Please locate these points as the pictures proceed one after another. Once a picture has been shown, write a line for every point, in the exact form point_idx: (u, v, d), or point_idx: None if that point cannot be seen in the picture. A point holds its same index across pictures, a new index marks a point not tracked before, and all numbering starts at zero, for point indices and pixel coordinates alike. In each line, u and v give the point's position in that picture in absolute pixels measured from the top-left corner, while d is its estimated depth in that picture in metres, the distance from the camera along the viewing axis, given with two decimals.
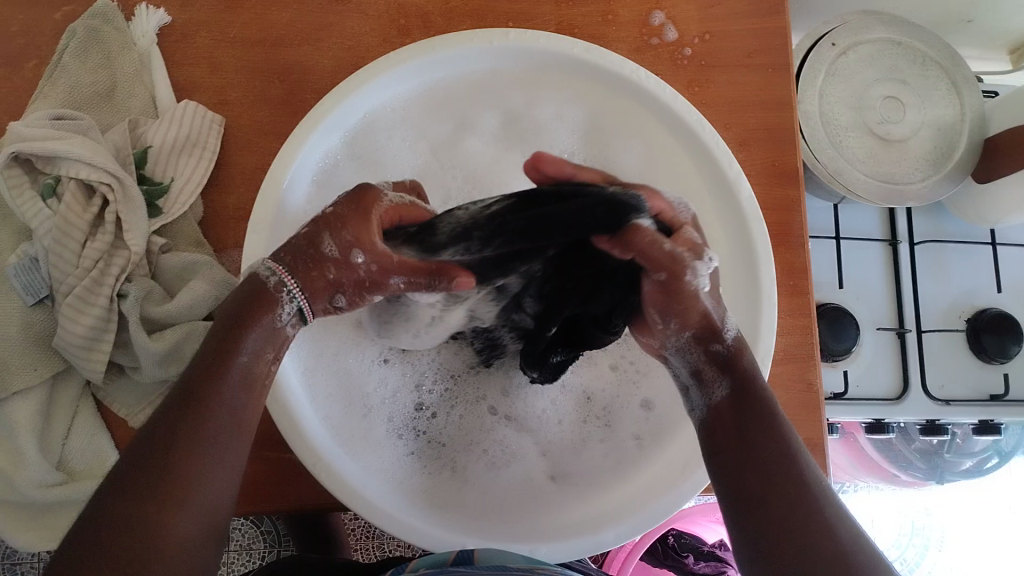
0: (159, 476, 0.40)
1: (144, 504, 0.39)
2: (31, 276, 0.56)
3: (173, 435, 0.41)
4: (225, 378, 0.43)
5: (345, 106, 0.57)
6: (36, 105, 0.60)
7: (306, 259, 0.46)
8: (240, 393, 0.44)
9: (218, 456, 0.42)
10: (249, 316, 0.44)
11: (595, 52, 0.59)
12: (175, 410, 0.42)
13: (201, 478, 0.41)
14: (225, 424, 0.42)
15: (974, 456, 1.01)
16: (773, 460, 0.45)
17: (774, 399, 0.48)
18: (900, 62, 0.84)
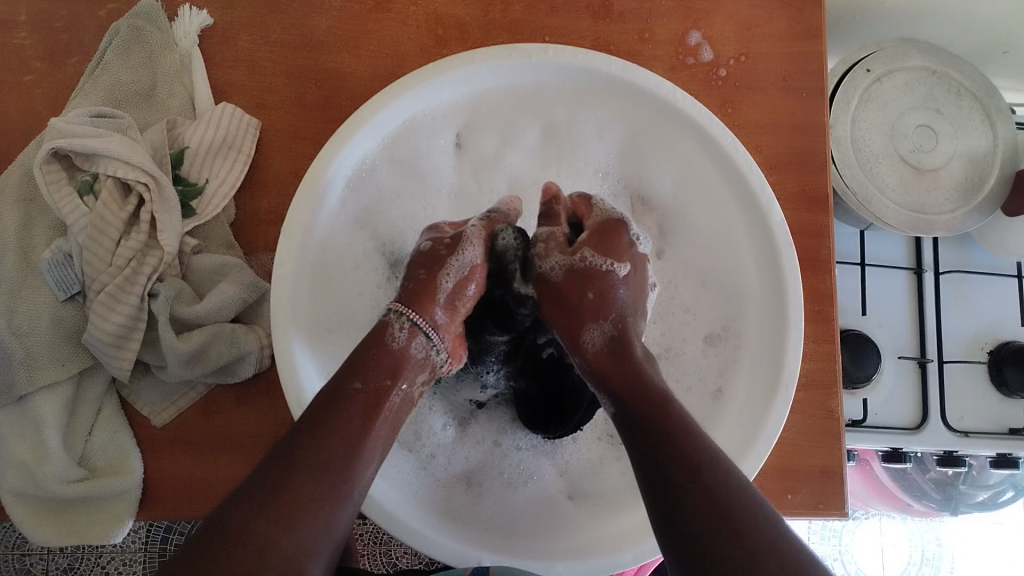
0: (280, 493, 0.40)
1: (259, 524, 0.39)
2: (64, 272, 0.57)
3: (290, 461, 0.42)
4: (336, 408, 0.45)
5: (384, 114, 0.58)
6: (77, 101, 0.61)
7: (416, 287, 0.51)
8: (354, 417, 0.45)
9: (335, 476, 0.43)
10: (371, 348, 0.49)
11: (632, 72, 0.60)
12: (294, 439, 0.43)
13: (317, 499, 0.41)
14: (341, 448, 0.44)
15: (988, 489, 0.99)
16: (665, 445, 0.43)
17: (648, 386, 0.46)
18: (935, 90, 0.83)
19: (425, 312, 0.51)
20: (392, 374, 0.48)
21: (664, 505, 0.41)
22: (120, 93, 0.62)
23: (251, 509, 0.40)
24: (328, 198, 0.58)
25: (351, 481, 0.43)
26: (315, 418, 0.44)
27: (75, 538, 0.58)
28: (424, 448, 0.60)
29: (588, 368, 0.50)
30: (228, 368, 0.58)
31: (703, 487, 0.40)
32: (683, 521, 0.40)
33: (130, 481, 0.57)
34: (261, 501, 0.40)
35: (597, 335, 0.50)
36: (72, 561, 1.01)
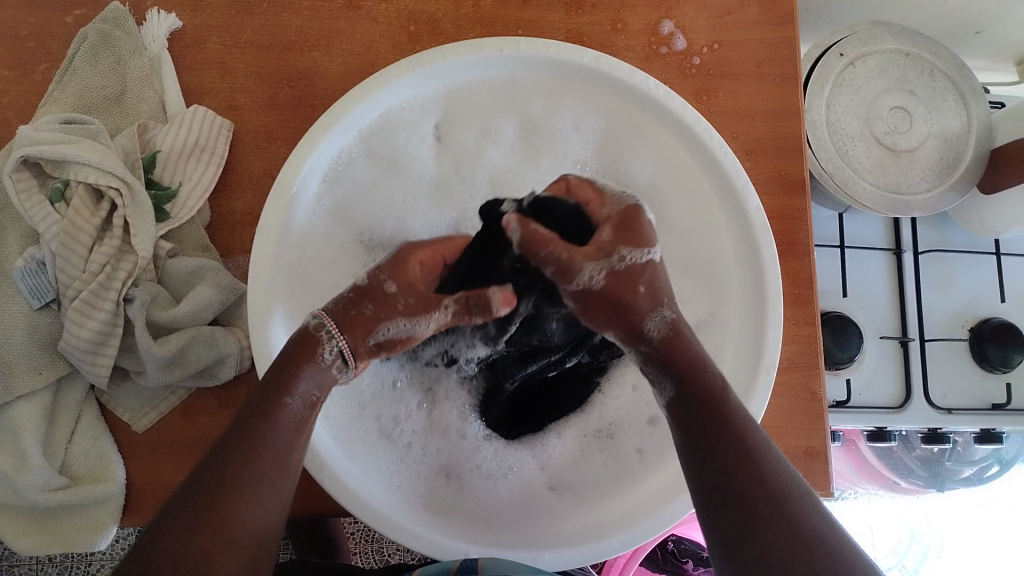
0: (209, 513, 0.41)
1: (193, 540, 0.40)
2: (38, 280, 0.56)
3: (222, 470, 0.42)
4: (265, 421, 0.44)
5: (356, 112, 0.58)
6: (46, 108, 0.61)
7: (351, 302, 0.47)
8: (286, 432, 0.44)
9: (267, 491, 0.43)
10: (294, 362, 0.45)
11: (605, 62, 0.60)
12: (223, 447, 0.43)
13: (245, 516, 0.41)
14: (272, 462, 0.43)
15: (974, 464, 1.00)
16: (728, 447, 0.43)
17: (714, 384, 0.45)
18: (908, 72, 0.84)
19: (356, 342, 0.47)
20: (317, 392, 0.46)
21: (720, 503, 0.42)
22: (89, 99, 0.61)
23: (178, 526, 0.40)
24: (302, 197, 0.58)
25: (277, 496, 0.43)
26: (244, 428, 0.43)
27: (59, 546, 0.57)
28: (399, 434, 0.60)
29: (650, 353, 0.46)
30: (208, 370, 0.58)
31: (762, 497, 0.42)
32: (744, 529, 0.41)
33: (113, 486, 0.56)
34: (191, 520, 0.40)
35: (660, 321, 0.45)
36: (62, 570, 1.01)
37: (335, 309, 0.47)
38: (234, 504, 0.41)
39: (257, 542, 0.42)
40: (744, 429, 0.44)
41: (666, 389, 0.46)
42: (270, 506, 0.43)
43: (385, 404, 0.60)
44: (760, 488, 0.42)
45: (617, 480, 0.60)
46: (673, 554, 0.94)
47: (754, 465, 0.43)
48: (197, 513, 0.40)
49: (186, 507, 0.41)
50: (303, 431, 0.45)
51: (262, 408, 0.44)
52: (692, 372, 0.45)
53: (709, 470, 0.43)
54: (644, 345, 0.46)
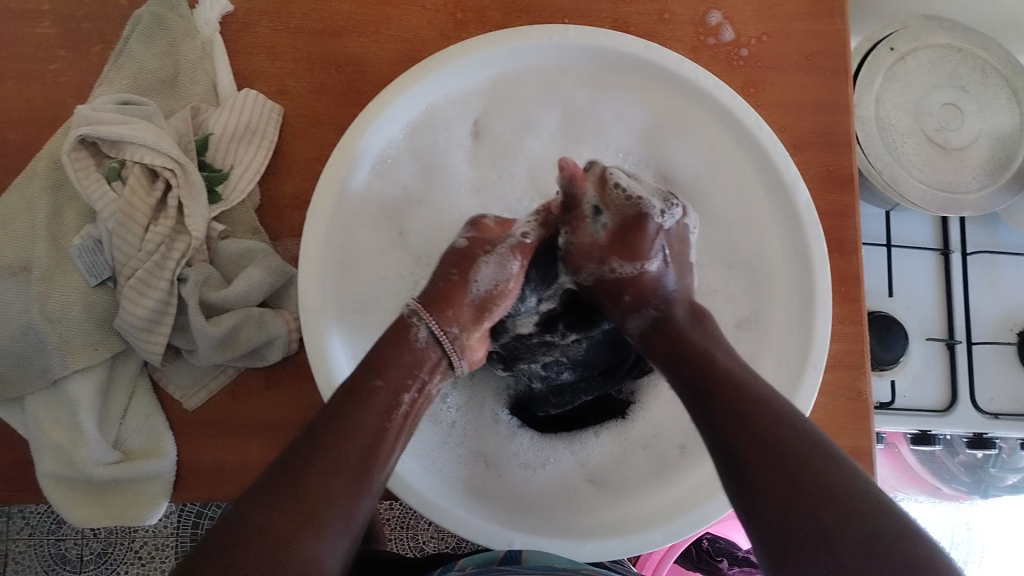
0: (303, 490, 0.41)
1: (280, 515, 0.40)
2: (94, 258, 0.57)
3: (312, 455, 0.43)
4: (360, 408, 0.45)
5: (406, 98, 0.58)
6: (103, 90, 0.62)
7: (438, 291, 0.52)
8: (375, 418, 0.46)
9: (350, 481, 0.43)
10: (390, 346, 0.49)
11: (655, 51, 0.59)
12: (311, 439, 0.44)
13: (334, 487, 0.42)
14: (364, 442, 0.44)
15: (1020, 472, 0.98)
16: (724, 390, 0.44)
17: (707, 348, 0.47)
18: (959, 68, 0.82)
19: (444, 322, 0.51)
20: (416, 367, 0.49)
21: (736, 461, 0.41)
22: (145, 81, 0.63)
23: (269, 498, 0.41)
24: (352, 182, 0.58)
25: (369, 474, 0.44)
26: (340, 416, 0.45)
27: (112, 519, 0.59)
28: (445, 418, 0.60)
29: (657, 321, 0.50)
30: (257, 352, 0.58)
31: (767, 442, 0.40)
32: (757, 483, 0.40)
33: (163, 463, 0.57)
34: (285, 493, 0.41)
35: (639, 321, 0.51)
36: (107, 546, 1.03)
37: (426, 296, 0.52)
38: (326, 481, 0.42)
39: (345, 523, 0.41)
40: (753, 384, 0.44)
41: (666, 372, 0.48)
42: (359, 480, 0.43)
43: None
44: (777, 468, 0.39)
45: (660, 474, 0.60)
46: (707, 553, 0.94)
47: (764, 433, 0.41)
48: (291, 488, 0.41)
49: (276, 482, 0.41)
50: (393, 430, 0.46)
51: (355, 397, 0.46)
52: (698, 346, 0.47)
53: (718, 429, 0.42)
54: (660, 302, 0.51)
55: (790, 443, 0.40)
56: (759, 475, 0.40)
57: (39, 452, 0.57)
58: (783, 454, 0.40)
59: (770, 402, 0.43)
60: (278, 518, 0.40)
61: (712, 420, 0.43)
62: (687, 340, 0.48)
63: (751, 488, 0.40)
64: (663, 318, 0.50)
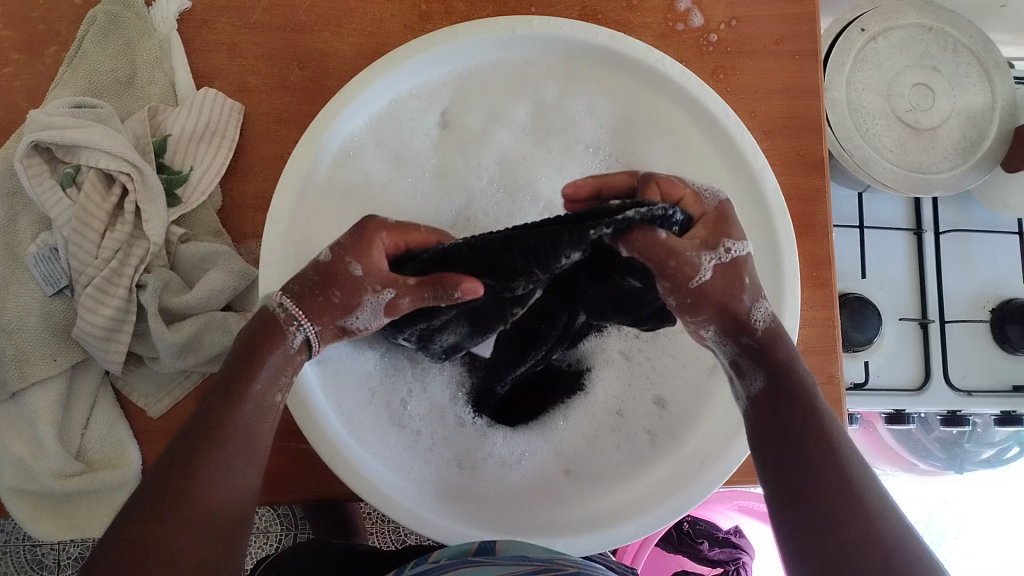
0: (182, 506, 0.41)
1: (162, 527, 0.40)
2: (51, 266, 0.56)
3: (189, 459, 0.42)
4: (240, 406, 0.44)
5: (366, 95, 0.57)
6: (56, 91, 0.60)
7: (314, 281, 0.46)
8: (254, 417, 0.45)
9: (228, 480, 0.43)
10: (260, 347, 0.45)
11: (620, 41, 0.59)
12: (190, 439, 0.43)
13: (210, 494, 0.42)
14: (239, 447, 0.44)
15: (994, 446, 0.99)
16: (799, 416, 0.44)
17: (809, 384, 0.45)
18: (930, 47, 0.82)
19: (316, 317, 0.46)
20: (283, 373, 0.46)
21: (803, 502, 0.43)
22: (99, 82, 0.61)
23: (154, 515, 0.41)
24: (311, 181, 0.57)
25: (244, 478, 0.44)
26: (216, 418, 0.44)
27: (76, 531, 0.58)
28: (407, 421, 0.58)
29: (750, 345, 0.45)
30: (222, 356, 0.57)
31: (839, 505, 0.42)
32: (813, 523, 0.42)
33: (127, 472, 0.57)
34: (160, 506, 0.41)
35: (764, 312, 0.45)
36: (84, 549, 1.02)
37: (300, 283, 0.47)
38: (206, 498, 0.42)
39: (225, 519, 0.43)
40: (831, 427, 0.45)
41: (756, 382, 0.46)
42: (234, 488, 0.43)
43: (382, 388, 0.58)
44: (823, 523, 0.42)
45: (629, 464, 0.59)
46: (689, 535, 0.91)
47: (822, 479, 0.43)
48: (170, 504, 0.41)
49: (154, 494, 0.42)
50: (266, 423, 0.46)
51: (232, 405, 0.44)
52: (796, 375, 0.45)
53: (787, 458, 0.44)
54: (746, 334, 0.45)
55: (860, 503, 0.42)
56: (828, 536, 0.42)
57: None
58: (856, 518, 0.42)
59: (837, 446, 0.44)
60: (161, 539, 0.40)
61: (783, 467, 0.44)
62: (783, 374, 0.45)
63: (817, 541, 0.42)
64: (768, 361, 0.45)
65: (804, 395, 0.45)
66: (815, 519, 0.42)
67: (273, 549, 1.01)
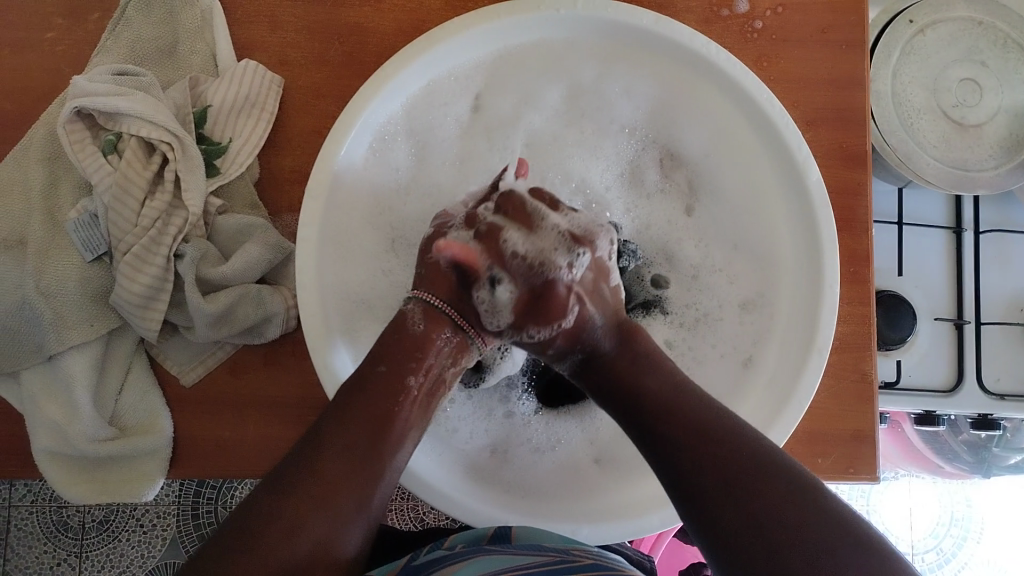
0: (317, 486, 0.43)
1: (294, 504, 0.42)
2: (90, 232, 0.57)
3: (320, 442, 0.44)
4: (372, 393, 0.47)
5: (408, 71, 0.56)
6: (99, 59, 0.61)
7: (423, 274, 0.51)
8: (383, 398, 0.47)
9: (360, 462, 0.44)
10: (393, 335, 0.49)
11: (665, 24, 0.58)
12: (326, 423, 0.45)
13: (337, 475, 0.43)
14: (368, 432, 0.45)
15: (1022, 451, 0.97)
16: (676, 402, 0.47)
17: (664, 368, 0.50)
18: (980, 42, 0.80)
19: (444, 293, 0.49)
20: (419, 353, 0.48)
21: (717, 477, 0.43)
22: (142, 51, 0.61)
23: (289, 488, 0.43)
24: (350, 159, 0.57)
25: (377, 465, 0.45)
26: (349, 401, 0.46)
27: (108, 495, 0.59)
28: (446, 421, 0.58)
29: (592, 351, 0.50)
30: (255, 328, 0.57)
31: (727, 450, 0.44)
32: (727, 493, 0.42)
33: (158, 440, 0.57)
34: (292, 483, 0.43)
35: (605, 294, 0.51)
36: (108, 514, 1.04)
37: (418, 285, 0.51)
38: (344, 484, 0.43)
39: (355, 503, 0.44)
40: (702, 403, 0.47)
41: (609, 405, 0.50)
42: (367, 476, 0.45)
43: None
44: (746, 493, 0.42)
45: None
46: None
47: (718, 446, 0.44)
48: (307, 483, 0.43)
49: (292, 471, 0.43)
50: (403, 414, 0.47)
51: (393, 396, 0.47)
52: (632, 377, 0.49)
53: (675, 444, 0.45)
54: (591, 343, 0.50)
55: (736, 479, 0.43)
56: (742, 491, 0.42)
57: (34, 429, 0.57)
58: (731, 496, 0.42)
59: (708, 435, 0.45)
60: (291, 506, 0.42)
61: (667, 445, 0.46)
62: (621, 374, 0.49)
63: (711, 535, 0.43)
64: (614, 355, 0.50)
65: (641, 392, 0.48)
66: (734, 496, 0.42)
67: None
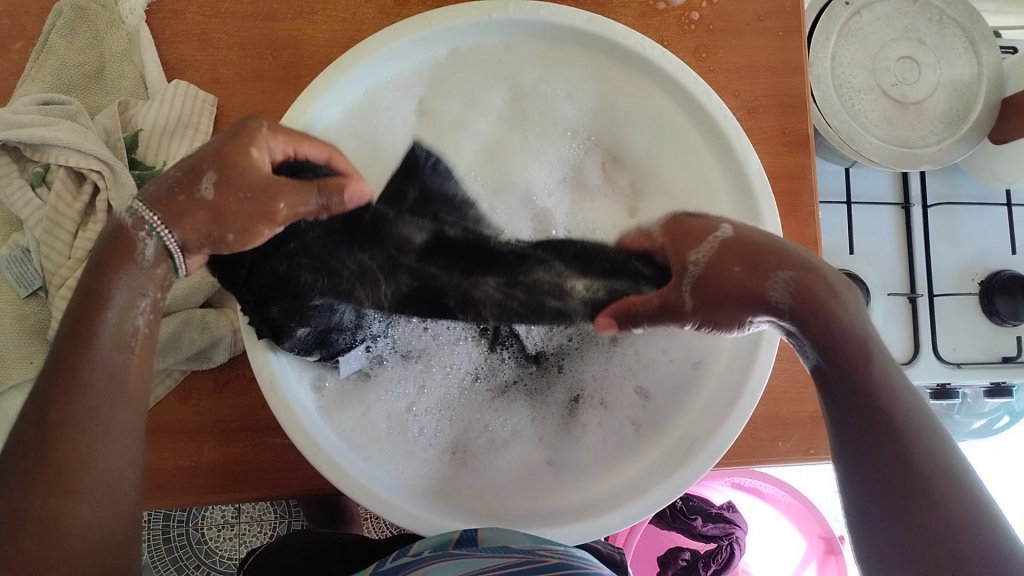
0: (52, 478, 0.41)
1: (42, 497, 0.40)
2: (23, 268, 0.55)
3: (57, 409, 0.42)
4: (96, 338, 0.43)
5: (345, 83, 0.55)
6: (25, 89, 0.60)
7: (169, 184, 0.44)
8: (118, 352, 0.43)
9: (102, 425, 0.42)
10: (107, 267, 0.43)
11: (599, 23, 0.57)
12: (49, 384, 0.42)
13: (85, 454, 0.42)
14: (106, 389, 0.43)
15: (982, 416, 0.99)
16: (869, 403, 0.42)
17: (861, 342, 0.43)
18: (917, 20, 0.81)
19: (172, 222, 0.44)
20: (144, 287, 0.44)
21: (891, 520, 0.41)
22: (68, 78, 0.60)
23: (34, 490, 0.40)
24: None
25: (124, 422, 0.43)
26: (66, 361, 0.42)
27: None
28: (412, 423, 0.55)
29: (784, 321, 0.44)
30: (202, 354, 0.57)
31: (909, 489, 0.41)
32: (908, 545, 0.40)
33: None
34: (36, 475, 0.41)
35: (780, 283, 0.43)
36: None
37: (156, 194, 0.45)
38: (73, 499, 0.41)
39: (112, 478, 0.42)
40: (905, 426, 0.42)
41: (810, 359, 0.44)
42: (117, 438, 0.43)
43: (383, 402, 0.55)
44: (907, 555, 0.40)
45: (616, 454, 0.56)
46: (684, 511, 0.85)
47: (902, 485, 0.41)
48: (42, 468, 0.41)
49: (28, 462, 0.41)
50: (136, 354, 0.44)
51: (85, 344, 0.42)
52: (854, 355, 0.43)
53: (865, 449, 0.43)
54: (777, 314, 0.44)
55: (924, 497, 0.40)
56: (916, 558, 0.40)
57: None
58: (952, 522, 0.39)
59: (915, 433, 0.42)
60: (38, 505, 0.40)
61: (856, 463, 0.43)
62: (813, 341, 0.43)
63: (891, 543, 0.41)
64: (812, 337, 0.43)
65: (854, 366, 0.43)
66: (914, 549, 0.40)
67: (267, 535, 1.01)
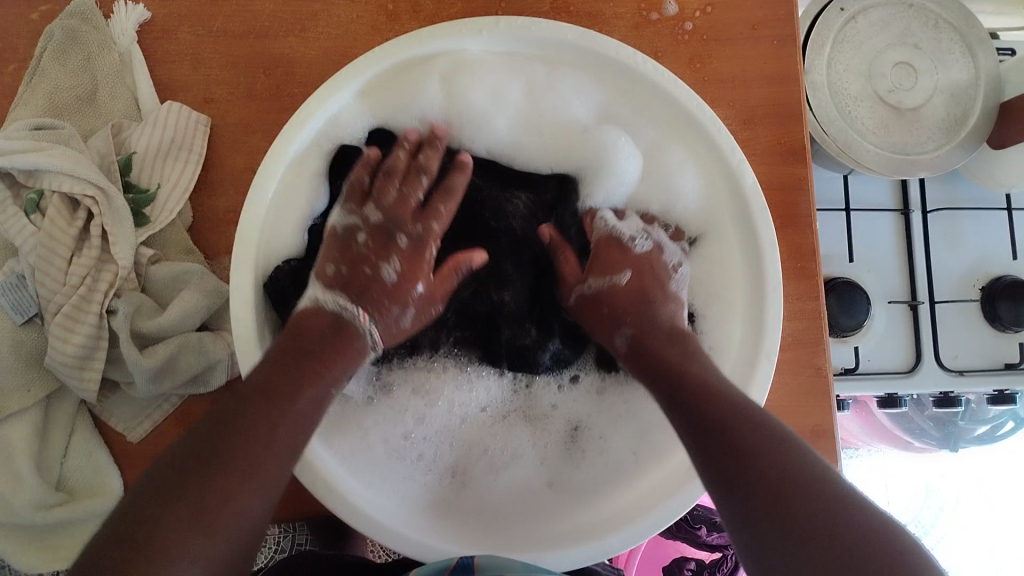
0: (210, 492, 0.39)
1: (178, 511, 0.38)
2: (19, 294, 0.55)
3: (235, 426, 0.42)
4: (302, 389, 0.44)
5: (336, 99, 0.54)
6: (18, 112, 0.59)
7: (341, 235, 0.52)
8: (313, 407, 0.45)
9: (280, 445, 0.42)
10: (332, 337, 0.48)
11: (592, 37, 0.56)
12: (236, 403, 0.43)
13: (263, 471, 0.41)
14: (292, 427, 0.43)
15: (986, 422, 0.99)
16: (724, 418, 0.43)
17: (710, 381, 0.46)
18: (912, 25, 0.81)
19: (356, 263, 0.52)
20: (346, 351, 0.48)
21: (754, 517, 0.39)
22: (61, 100, 0.60)
23: (166, 505, 0.38)
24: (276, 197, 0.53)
25: (289, 461, 0.43)
26: (265, 379, 0.44)
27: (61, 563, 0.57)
28: (411, 449, 0.56)
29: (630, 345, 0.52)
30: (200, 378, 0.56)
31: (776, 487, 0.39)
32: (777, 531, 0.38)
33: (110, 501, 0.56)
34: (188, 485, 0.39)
35: (665, 309, 0.53)
36: None
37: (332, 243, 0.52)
38: (198, 535, 0.38)
39: (245, 518, 0.40)
40: (761, 428, 0.42)
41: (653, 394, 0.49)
42: (279, 458, 0.42)
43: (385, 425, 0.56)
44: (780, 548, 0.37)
45: (617, 476, 0.56)
46: (688, 523, 0.85)
47: (769, 484, 0.39)
48: (203, 479, 0.39)
49: (175, 473, 0.40)
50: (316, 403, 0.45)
51: (293, 391, 0.44)
52: (697, 388, 0.45)
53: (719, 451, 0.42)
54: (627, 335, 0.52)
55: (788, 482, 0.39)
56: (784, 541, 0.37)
57: None
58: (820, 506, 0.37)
59: (786, 443, 0.41)
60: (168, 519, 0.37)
61: (716, 469, 0.41)
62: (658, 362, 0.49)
63: (761, 532, 0.38)
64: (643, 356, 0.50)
65: (698, 395, 0.45)
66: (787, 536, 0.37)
67: (272, 555, 1.00)
